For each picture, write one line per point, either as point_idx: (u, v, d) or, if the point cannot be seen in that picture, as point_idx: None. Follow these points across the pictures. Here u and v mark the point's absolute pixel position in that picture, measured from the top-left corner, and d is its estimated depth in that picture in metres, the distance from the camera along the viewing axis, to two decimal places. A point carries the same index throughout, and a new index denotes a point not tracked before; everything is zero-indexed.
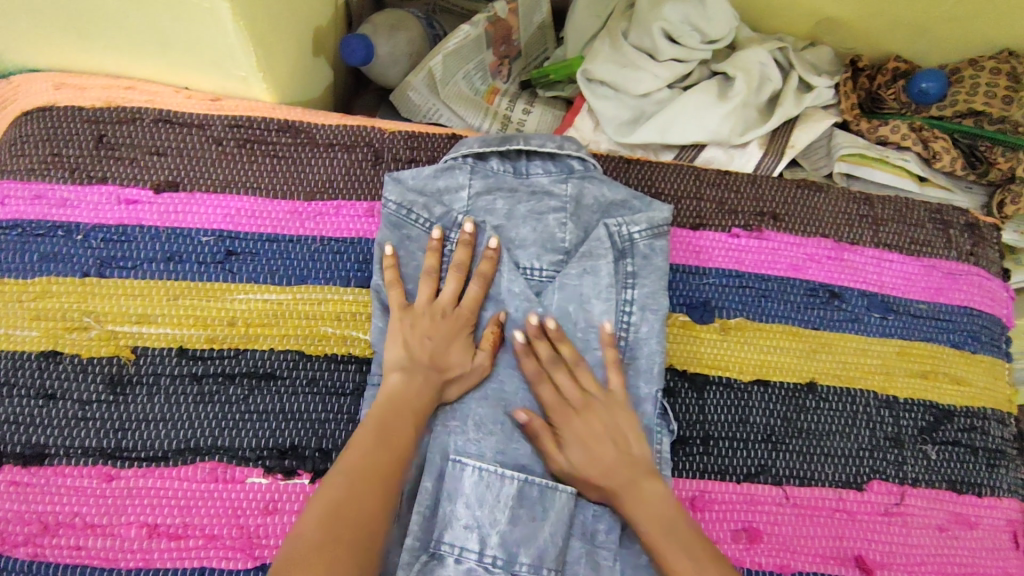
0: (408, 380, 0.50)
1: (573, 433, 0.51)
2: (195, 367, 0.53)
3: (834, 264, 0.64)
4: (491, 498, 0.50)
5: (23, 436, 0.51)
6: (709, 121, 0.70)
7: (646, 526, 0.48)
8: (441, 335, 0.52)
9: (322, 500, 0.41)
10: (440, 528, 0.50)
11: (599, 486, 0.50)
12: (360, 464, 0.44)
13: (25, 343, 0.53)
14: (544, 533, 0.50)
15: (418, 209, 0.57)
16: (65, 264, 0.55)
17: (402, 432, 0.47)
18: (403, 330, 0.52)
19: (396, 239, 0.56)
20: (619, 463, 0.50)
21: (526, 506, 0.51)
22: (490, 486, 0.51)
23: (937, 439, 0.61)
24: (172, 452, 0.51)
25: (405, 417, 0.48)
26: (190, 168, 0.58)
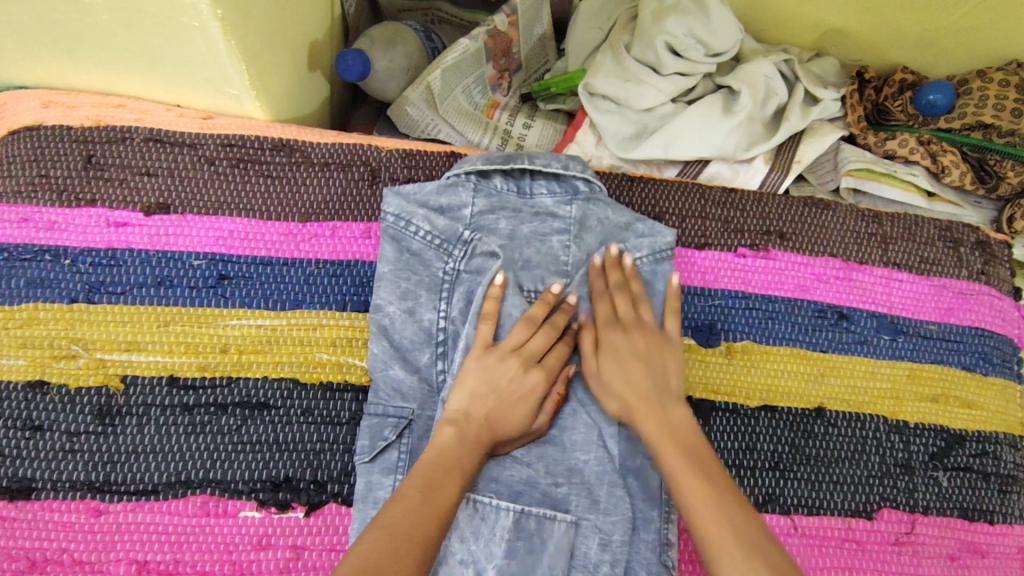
0: (458, 438, 0.47)
1: (614, 348, 0.52)
2: (186, 397, 0.52)
3: (843, 285, 0.63)
4: (486, 532, 0.48)
5: (9, 469, 0.50)
6: (715, 137, 0.69)
7: (659, 446, 0.47)
8: (509, 394, 0.49)
9: (353, 559, 0.38)
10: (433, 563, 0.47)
11: (629, 410, 0.50)
12: (390, 529, 0.40)
13: (12, 372, 0.51)
14: (543, 566, 0.48)
15: (417, 224, 0.55)
16: (53, 289, 0.53)
17: (448, 494, 0.43)
18: (474, 378, 0.49)
19: (395, 254, 0.55)
20: (653, 391, 0.50)
21: (523, 538, 0.48)
22: (484, 518, 0.48)
23: (948, 465, 0.59)
24: (163, 486, 0.50)
25: (448, 473, 0.45)
26: (181, 190, 0.57)
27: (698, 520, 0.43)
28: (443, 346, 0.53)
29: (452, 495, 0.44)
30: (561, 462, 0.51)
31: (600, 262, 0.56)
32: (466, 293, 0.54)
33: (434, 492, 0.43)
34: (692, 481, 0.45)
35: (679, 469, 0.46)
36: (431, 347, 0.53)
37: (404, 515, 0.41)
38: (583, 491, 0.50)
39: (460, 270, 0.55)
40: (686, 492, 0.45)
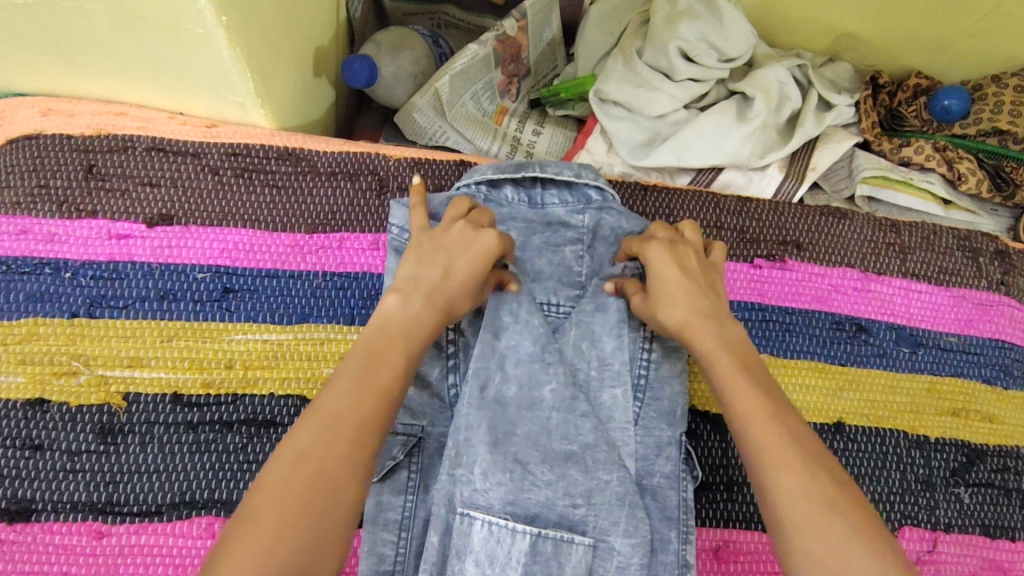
0: (405, 302, 0.45)
1: (664, 260, 0.49)
2: (191, 414, 0.50)
3: (860, 295, 0.61)
4: (502, 556, 0.46)
5: (8, 490, 0.48)
6: (728, 144, 0.67)
7: (724, 382, 0.43)
8: (454, 254, 0.47)
9: (287, 453, 0.37)
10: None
11: (684, 322, 0.47)
12: (323, 420, 0.38)
13: (11, 389, 0.50)
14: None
15: None
16: (53, 304, 0.52)
17: (391, 366, 0.41)
18: (415, 249, 0.48)
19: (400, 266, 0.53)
20: (709, 317, 0.47)
21: (539, 564, 0.46)
22: (500, 541, 0.46)
23: (969, 481, 0.58)
24: (167, 507, 0.48)
25: (394, 346, 0.42)
26: (184, 201, 0.55)
27: (763, 453, 0.39)
28: (452, 361, 0.52)
29: (397, 365, 0.42)
30: (580, 483, 0.48)
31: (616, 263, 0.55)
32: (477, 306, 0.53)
33: (372, 368, 0.41)
34: (760, 414, 0.41)
35: (749, 402, 0.42)
36: (441, 363, 0.51)
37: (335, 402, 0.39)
38: (601, 511, 0.48)
39: None
40: (736, 408, 0.42)
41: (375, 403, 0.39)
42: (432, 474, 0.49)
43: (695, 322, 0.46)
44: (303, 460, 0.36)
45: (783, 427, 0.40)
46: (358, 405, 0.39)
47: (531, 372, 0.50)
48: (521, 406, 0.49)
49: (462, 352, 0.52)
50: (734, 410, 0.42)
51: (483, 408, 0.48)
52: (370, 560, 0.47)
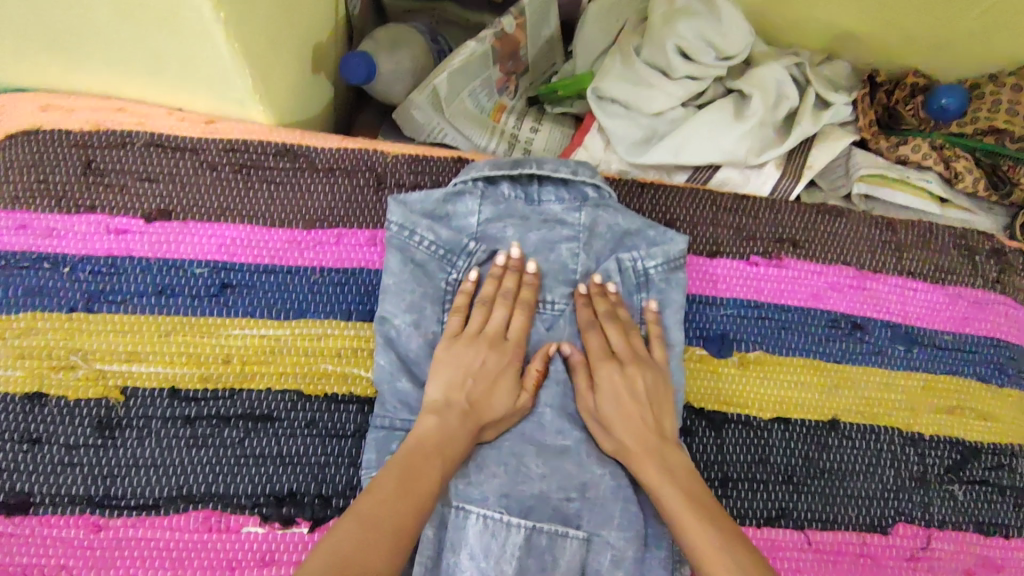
0: (441, 425, 0.46)
1: (610, 382, 0.50)
2: (188, 409, 0.51)
3: (856, 293, 0.61)
4: (497, 549, 0.46)
5: (6, 482, 0.48)
6: (725, 142, 0.67)
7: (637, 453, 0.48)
8: (482, 377, 0.49)
9: (321, 554, 0.36)
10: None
11: (624, 447, 0.49)
12: (432, 450, 0.45)
13: (8, 383, 0.50)
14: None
15: (421, 233, 0.54)
16: (52, 298, 0.52)
17: (426, 481, 0.43)
18: (445, 366, 0.49)
19: (399, 265, 0.53)
20: (650, 430, 0.49)
21: (534, 555, 0.47)
22: (495, 534, 0.46)
23: (963, 479, 0.58)
24: (164, 500, 0.48)
25: (430, 458, 0.44)
26: (182, 196, 0.56)
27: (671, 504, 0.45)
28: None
29: (432, 483, 0.43)
30: (575, 476, 0.49)
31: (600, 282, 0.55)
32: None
33: (412, 484, 0.42)
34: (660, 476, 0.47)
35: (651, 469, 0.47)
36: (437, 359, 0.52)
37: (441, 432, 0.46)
38: (596, 505, 0.48)
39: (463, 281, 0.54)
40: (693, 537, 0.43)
41: (414, 514, 0.41)
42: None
43: (639, 455, 0.48)
44: (345, 565, 0.36)
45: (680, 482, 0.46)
46: (456, 443, 0.46)
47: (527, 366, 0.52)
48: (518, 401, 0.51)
49: None
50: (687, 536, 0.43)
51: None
52: None
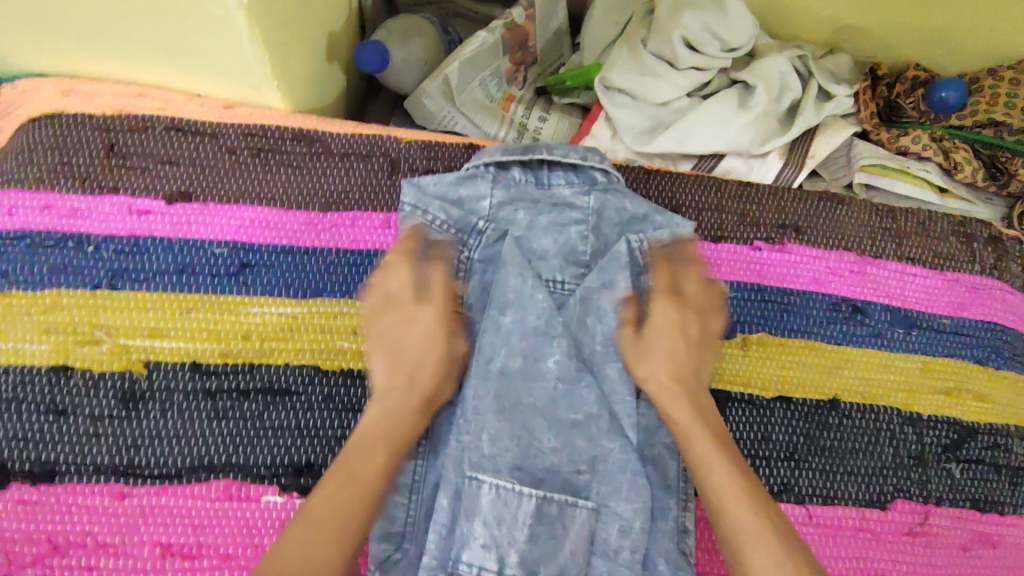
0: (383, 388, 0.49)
1: (659, 326, 0.54)
2: (209, 382, 0.52)
3: (857, 278, 0.63)
4: (509, 517, 0.48)
5: (32, 452, 0.49)
6: (730, 131, 0.69)
7: (670, 413, 0.51)
8: (402, 343, 0.51)
9: (291, 534, 0.42)
10: (454, 547, 0.47)
11: (665, 383, 0.52)
12: (356, 448, 0.46)
13: (35, 355, 0.51)
14: (567, 550, 0.49)
15: (434, 215, 0.55)
16: (76, 276, 0.53)
17: (381, 442, 0.47)
18: (377, 343, 0.52)
19: (412, 243, 0.54)
20: (689, 377, 0.52)
21: (545, 525, 0.48)
22: (507, 503, 0.48)
23: (961, 457, 0.59)
24: (186, 470, 0.50)
25: (382, 421, 0.47)
26: (202, 178, 0.57)
27: (707, 465, 0.48)
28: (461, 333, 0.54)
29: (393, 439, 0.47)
30: (585, 450, 0.50)
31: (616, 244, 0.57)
32: (483, 280, 0.56)
33: (371, 447, 0.46)
34: (697, 435, 0.49)
35: (687, 426, 0.50)
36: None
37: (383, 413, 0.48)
38: (604, 478, 0.50)
39: (474, 260, 0.56)
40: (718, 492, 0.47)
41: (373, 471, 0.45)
42: (440, 438, 0.52)
43: (677, 400, 0.51)
44: (318, 537, 0.42)
45: (715, 442, 0.49)
46: (391, 420, 0.48)
47: (535, 344, 0.51)
48: (526, 377, 0.51)
49: (468, 328, 0.54)
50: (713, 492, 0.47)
51: (489, 381, 0.51)
52: (382, 522, 0.49)
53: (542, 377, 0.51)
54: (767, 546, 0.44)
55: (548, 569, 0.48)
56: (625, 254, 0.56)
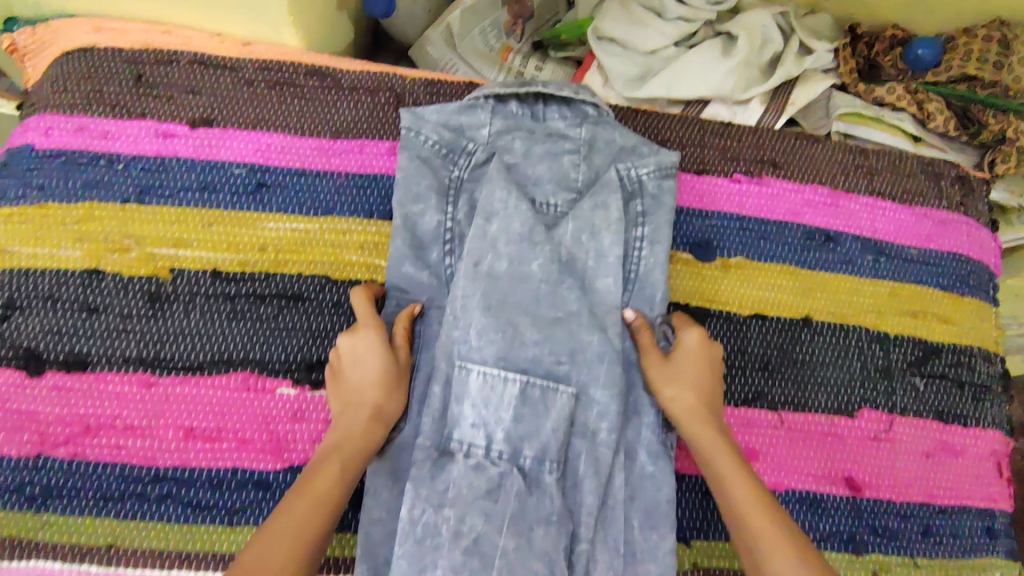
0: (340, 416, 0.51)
1: (688, 352, 0.55)
2: (228, 287, 0.57)
3: (831, 210, 0.67)
4: (496, 400, 0.54)
5: (65, 345, 0.54)
6: (714, 77, 0.74)
7: (694, 432, 0.52)
8: (356, 368, 0.52)
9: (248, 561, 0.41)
10: (449, 427, 0.54)
11: (692, 401, 0.53)
12: (304, 486, 0.46)
13: (68, 260, 0.56)
14: (548, 428, 0.53)
15: (426, 134, 0.60)
16: (107, 190, 0.58)
17: (328, 475, 0.47)
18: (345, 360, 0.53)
19: (408, 161, 0.59)
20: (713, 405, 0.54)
21: (528, 405, 0.54)
22: (494, 387, 0.54)
23: (925, 373, 0.64)
24: (207, 364, 0.55)
25: (331, 462, 0.47)
26: (223, 106, 0.62)
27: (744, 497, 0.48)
28: (449, 244, 0.58)
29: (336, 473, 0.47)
30: (564, 343, 0.56)
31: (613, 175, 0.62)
32: (470, 196, 0.60)
33: (306, 490, 0.46)
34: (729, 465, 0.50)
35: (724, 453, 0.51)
36: (439, 245, 0.58)
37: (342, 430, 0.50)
38: (583, 368, 0.56)
39: (464, 179, 0.60)
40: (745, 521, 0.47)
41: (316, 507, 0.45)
42: (433, 333, 0.57)
43: (699, 423, 0.53)
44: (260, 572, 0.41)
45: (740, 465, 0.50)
46: (348, 425, 0.50)
47: (521, 249, 0.57)
48: (513, 278, 0.57)
49: (458, 241, 0.59)
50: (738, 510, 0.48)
51: (477, 281, 0.56)
52: None
53: (526, 279, 0.57)
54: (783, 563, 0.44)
55: (531, 444, 0.53)
56: (614, 182, 0.61)
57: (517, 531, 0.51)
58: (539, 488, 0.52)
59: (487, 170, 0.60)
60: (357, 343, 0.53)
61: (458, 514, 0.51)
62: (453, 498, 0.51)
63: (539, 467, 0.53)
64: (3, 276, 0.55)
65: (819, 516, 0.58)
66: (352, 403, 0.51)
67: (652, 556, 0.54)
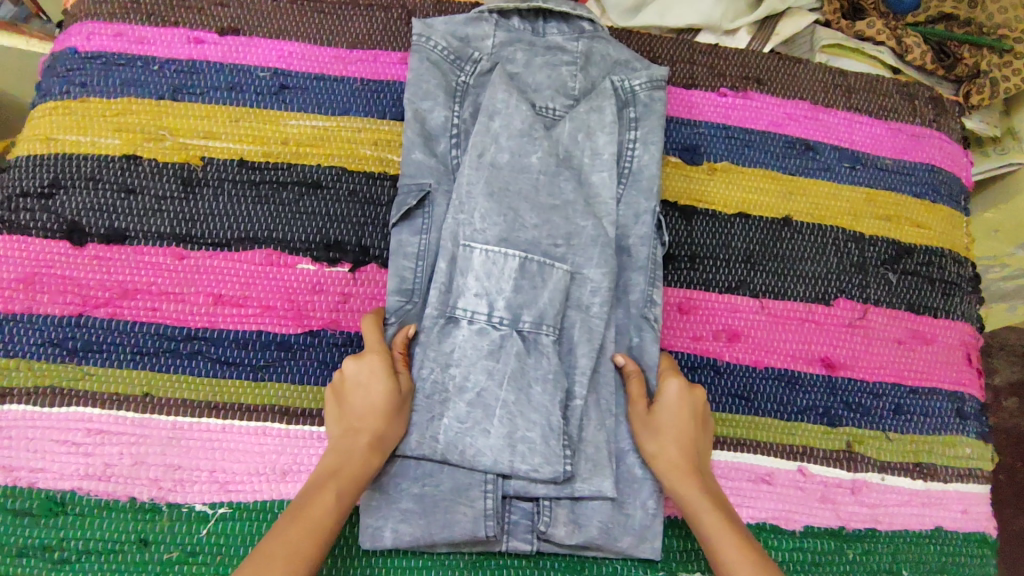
0: (340, 441, 0.51)
1: (672, 401, 0.56)
2: (253, 176, 0.62)
3: (811, 122, 0.72)
4: (496, 274, 0.57)
5: (106, 221, 0.59)
6: (704, 6, 0.79)
7: (673, 485, 0.54)
8: (359, 392, 0.53)
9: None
10: (452, 297, 0.57)
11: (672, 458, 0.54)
12: (296, 514, 0.47)
13: (109, 148, 0.61)
14: (545, 298, 0.57)
15: (436, 41, 0.65)
16: (142, 88, 0.64)
17: (321, 503, 0.48)
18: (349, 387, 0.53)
19: (418, 63, 0.64)
20: (694, 454, 0.55)
21: (526, 277, 0.57)
22: (495, 262, 0.57)
23: (898, 269, 0.68)
24: (234, 241, 0.60)
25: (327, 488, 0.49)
26: (248, 17, 0.67)
27: (718, 543, 0.51)
28: (455, 138, 0.63)
29: (328, 502, 0.48)
30: (562, 227, 0.60)
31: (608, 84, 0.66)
32: (475, 99, 0.65)
33: (302, 513, 0.47)
34: (699, 505, 0.53)
35: (694, 499, 0.53)
36: (446, 138, 0.63)
37: (341, 455, 0.51)
38: (578, 251, 0.59)
39: (469, 84, 0.65)
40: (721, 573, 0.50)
41: (306, 534, 0.46)
42: (438, 218, 0.61)
43: (676, 473, 0.54)
44: None
45: (721, 516, 0.52)
46: (343, 454, 0.51)
47: (521, 144, 0.61)
48: (513, 169, 0.60)
49: (463, 137, 0.63)
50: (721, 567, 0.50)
51: (480, 170, 0.60)
52: (393, 281, 0.59)
53: (526, 170, 0.60)
54: None
55: (527, 313, 0.57)
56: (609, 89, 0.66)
57: (514, 385, 0.55)
58: (536, 353, 0.56)
59: (491, 77, 0.65)
60: (363, 368, 0.53)
61: (461, 376, 0.56)
62: (457, 359, 0.56)
63: (536, 330, 0.57)
64: (49, 159, 0.61)
65: (796, 391, 0.63)
66: (352, 432, 0.52)
67: None
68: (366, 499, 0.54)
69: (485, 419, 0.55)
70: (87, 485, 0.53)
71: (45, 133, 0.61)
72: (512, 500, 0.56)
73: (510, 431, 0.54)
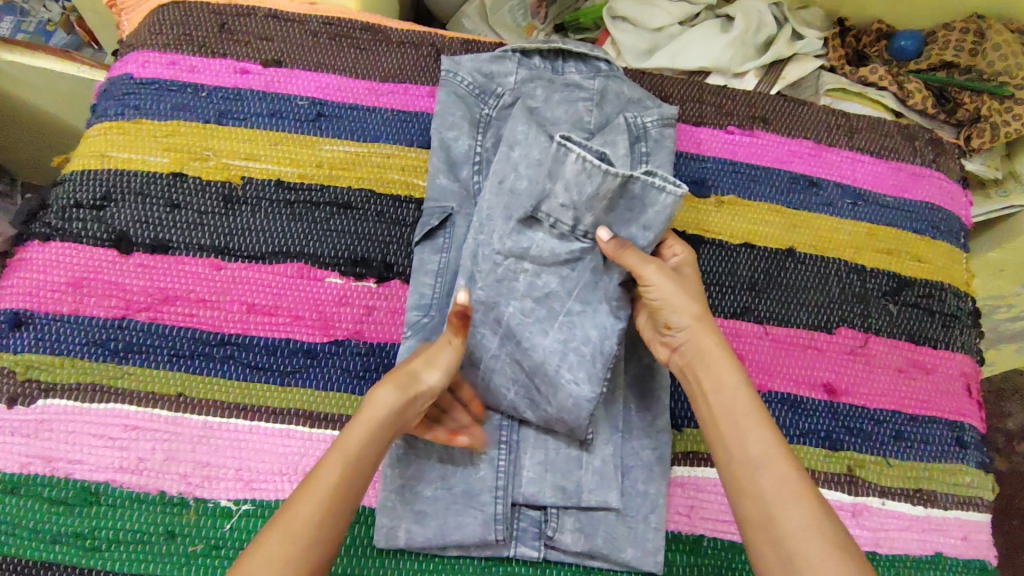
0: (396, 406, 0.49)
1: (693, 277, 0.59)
2: (289, 195, 0.67)
3: (814, 160, 0.76)
4: (588, 190, 0.55)
5: (152, 233, 0.64)
6: (713, 50, 0.84)
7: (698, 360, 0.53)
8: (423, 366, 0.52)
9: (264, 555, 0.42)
10: (540, 199, 0.58)
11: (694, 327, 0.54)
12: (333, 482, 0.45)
13: (158, 165, 0.66)
14: (640, 222, 0.57)
15: (462, 76, 0.70)
16: (191, 112, 0.69)
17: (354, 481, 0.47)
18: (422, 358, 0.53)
19: (446, 97, 0.70)
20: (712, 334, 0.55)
21: (624, 199, 0.56)
22: (589, 178, 0.55)
23: (900, 300, 0.71)
24: (269, 255, 0.64)
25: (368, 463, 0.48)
26: (291, 51, 0.73)
27: (742, 412, 0.50)
28: (477, 166, 0.67)
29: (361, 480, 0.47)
30: None
31: (620, 120, 0.71)
32: (497, 130, 0.69)
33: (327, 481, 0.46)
34: (727, 382, 0.51)
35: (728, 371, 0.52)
36: (469, 165, 0.67)
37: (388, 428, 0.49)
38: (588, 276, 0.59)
39: (492, 116, 0.70)
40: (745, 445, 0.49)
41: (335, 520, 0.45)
42: (459, 237, 0.64)
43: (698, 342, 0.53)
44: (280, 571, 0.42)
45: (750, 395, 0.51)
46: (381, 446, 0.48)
47: (539, 172, 0.61)
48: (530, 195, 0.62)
49: (485, 164, 0.68)
50: (747, 438, 0.49)
51: (500, 197, 0.61)
52: (414, 296, 0.62)
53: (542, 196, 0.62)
54: (781, 488, 0.46)
55: (620, 232, 0.58)
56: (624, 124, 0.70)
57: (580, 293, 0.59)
58: (614, 269, 0.58)
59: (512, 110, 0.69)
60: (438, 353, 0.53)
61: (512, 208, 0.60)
62: (534, 254, 0.59)
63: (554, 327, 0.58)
64: (102, 174, 0.66)
65: (799, 414, 0.65)
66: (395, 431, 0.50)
67: (646, 432, 0.60)
68: (382, 500, 0.56)
69: (547, 319, 0.59)
70: (121, 478, 0.56)
71: (100, 150, 0.67)
72: (521, 508, 0.58)
73: (567, 337, 0.58)
